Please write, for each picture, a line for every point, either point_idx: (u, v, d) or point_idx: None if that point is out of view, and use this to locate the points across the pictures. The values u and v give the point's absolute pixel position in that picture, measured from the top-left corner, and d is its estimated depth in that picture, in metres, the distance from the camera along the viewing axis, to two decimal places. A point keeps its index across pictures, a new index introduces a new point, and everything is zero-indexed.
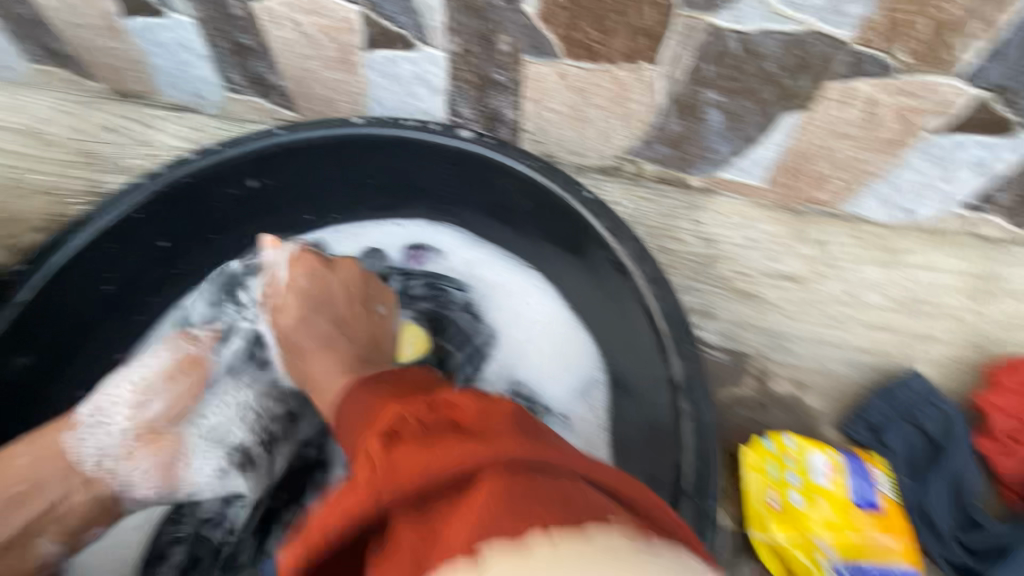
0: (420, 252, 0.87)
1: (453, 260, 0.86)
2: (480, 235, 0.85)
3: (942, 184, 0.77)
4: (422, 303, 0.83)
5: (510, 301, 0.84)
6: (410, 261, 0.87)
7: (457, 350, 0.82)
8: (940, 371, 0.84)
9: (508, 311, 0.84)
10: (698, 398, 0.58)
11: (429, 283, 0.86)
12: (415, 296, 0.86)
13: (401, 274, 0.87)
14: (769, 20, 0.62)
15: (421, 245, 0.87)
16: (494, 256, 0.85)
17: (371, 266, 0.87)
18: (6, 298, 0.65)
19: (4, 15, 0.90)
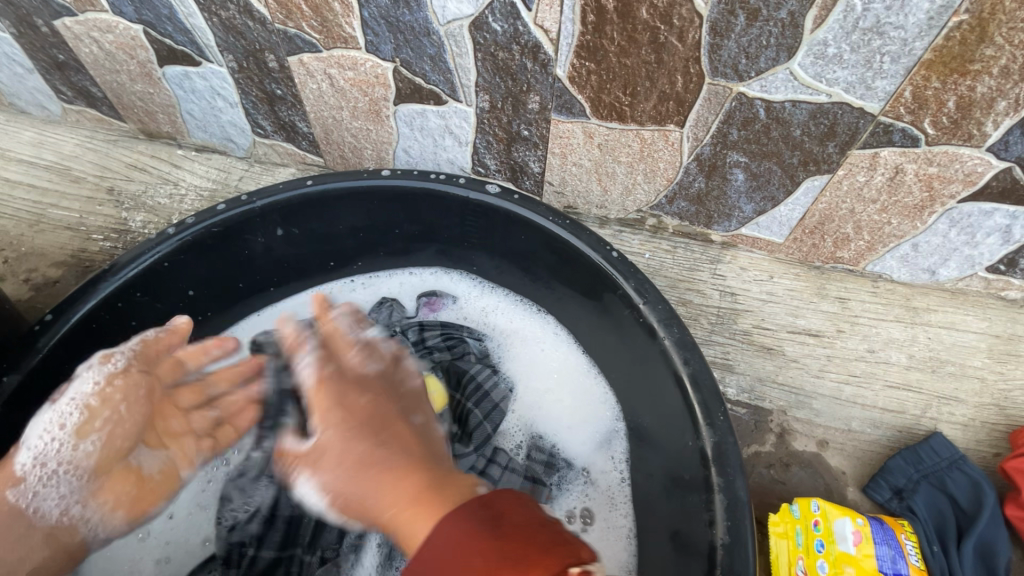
0: (434, 300, 0.85)
1: (467, 308, 0.86)
2: (495, 282, 0.86)
3: (964, 248, 0.79)
4: (435, 351, 0.79)
5: (525, 351, 0.82)
6: (424, 309, 0.85)
7: (473, 407, 0.74)
8: (967, 434, 0.82)
9: (524, 360, 0.82)
10: (730, 470, 0.57)
11: (444, 328, 0.80)
12: (430, 347, 0.79)
13: (418, 325, 0.81)
14: (798, 92, 0.65)
15: (435, 292, 0.85)
16: (509, 303, 0.85)
17: (384, 313, 0.82)
18: (30, 347, 0.63)
19: (44, 59, 0.93)
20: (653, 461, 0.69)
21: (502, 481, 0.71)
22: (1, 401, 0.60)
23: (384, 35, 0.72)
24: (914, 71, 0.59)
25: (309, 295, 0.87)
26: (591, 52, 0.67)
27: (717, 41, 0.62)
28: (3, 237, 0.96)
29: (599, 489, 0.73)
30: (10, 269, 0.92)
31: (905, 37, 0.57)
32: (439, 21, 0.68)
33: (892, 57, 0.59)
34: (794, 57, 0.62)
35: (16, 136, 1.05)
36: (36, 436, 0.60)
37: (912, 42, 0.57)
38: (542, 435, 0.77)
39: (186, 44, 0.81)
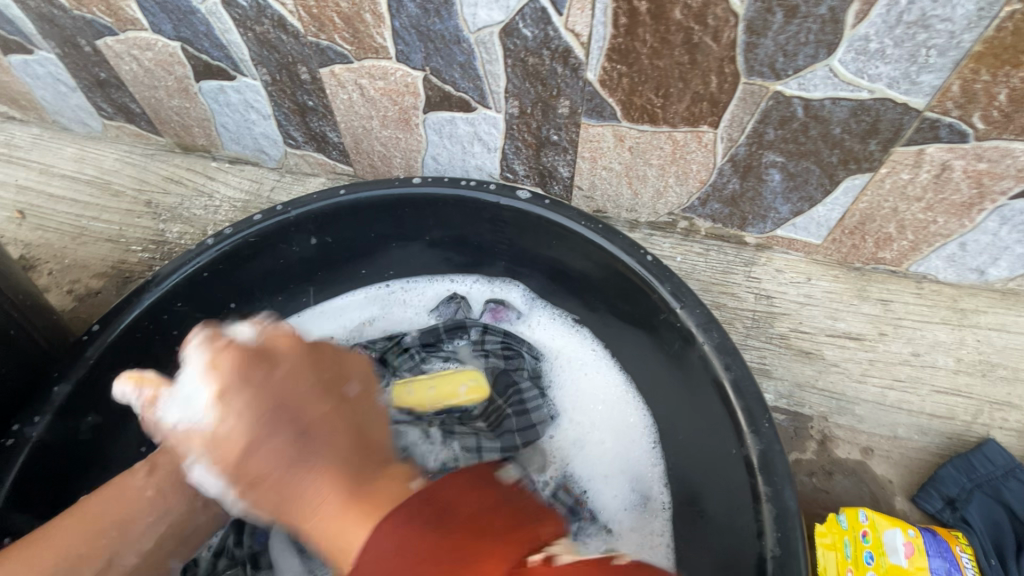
0: (500, 309, 0.83)
1: (527, 325, 0.84)
2: (546, 299, 0.84)
3: (1016, 246, 0.75)
4: (491, 355, 0.79)
5: (571, 363, 0.80)
6: (487, 316, 0.83)
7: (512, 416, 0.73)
8: (1022, 441, 0.78)
9: (572, 389, 0.78)
10: (778, 479, 0.55)
11: (505, 338, 0.80)
12: (487, 350, 0.79)
13: (481, 325, 0.80)
14: (838, 89, 0.63)
15: (502, 301, 0.84)
16: (562, 325, 0.83)
17: (452, 309, 0.84)
18: (78, 356, 0.64)
19: (87, 78, 0.96)
20: (694, 468, 0.67)
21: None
22: (50, 410, 0.61)
23: (415, 45, 0.73)
24: (963, 64, 0.57)
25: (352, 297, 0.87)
26: (623, 55, 0.66)
27: (753, 40, 0.61)
28: (48, 250, 0.99)
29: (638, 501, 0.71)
30: (55, 280, 0.96)
31: (953, 29, 0.55)
32: (469, 29, 0.69)
33: (939, 50, 0.57)
34: (835, 53, 0.60)
35: (60, 152, 1.09)
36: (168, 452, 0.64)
37: (962, 34, 0.55)
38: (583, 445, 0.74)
39: (221, 59, 0.83)
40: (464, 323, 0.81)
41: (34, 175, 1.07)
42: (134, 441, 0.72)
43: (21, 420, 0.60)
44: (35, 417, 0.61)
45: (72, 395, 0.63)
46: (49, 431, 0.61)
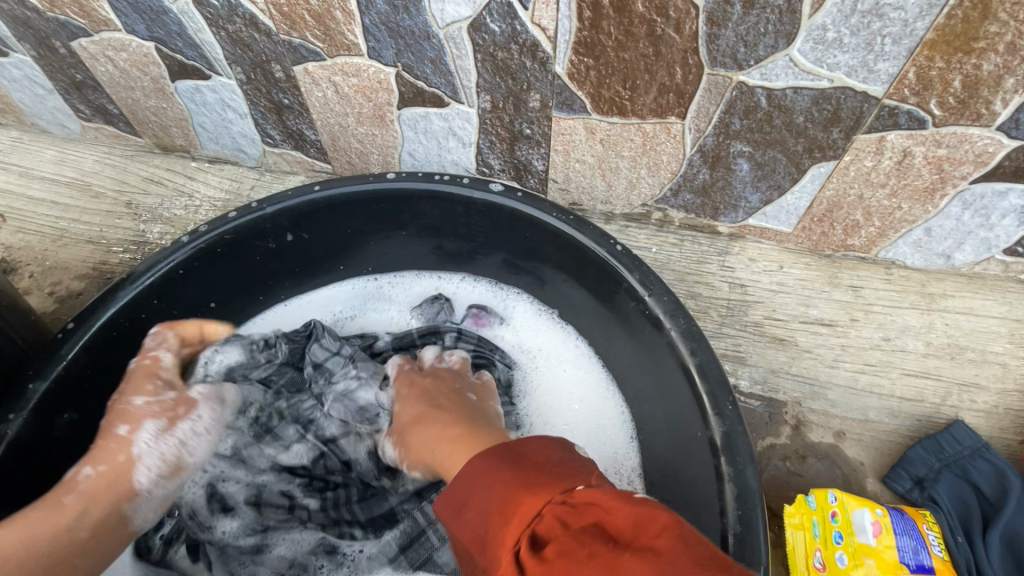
0: (481, 314, 0.84)
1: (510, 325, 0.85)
2: (530, 296, 0.85)
3: (979, 231, 0.77)
4: None
5: (548, 365, 0.81)
6: (469, 320, 0.84)
7: None
8: (990, 421, 0.80)
9: (548, 384, 0.80)
10: (740, 460, 0.56)
11: (478, 344, 0.80)
12: None
13: (456, 331, 0.81)
14: (799, 78, 0.64)
15: (484, 307, 0.84)
16: (545, 322, 0.84)
17: (434, 310, 0.84)
18: (53, 354, 0.64)
19: (63, 80, 0.96)
20: (661, 454, 0.69)
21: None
22: (27, 408, 0.62)
23: (385, 41, 0.73)
24: (916, 51, 0.59)
25: (334, 290, 0.88)
26: (589, 48, 0.67)
27: (714, 31, 0.62)
28: (29, 252, 0.99)
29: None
30: (36, 283, 0.96)
31: (906, 17, 0.56)
32: (438, 24, 0.69)
33: (893, 38, 0.58)
34: (793, 43, 0.61)
35: (39, 155, 1.09)
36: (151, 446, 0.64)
37: (914, 23, 0.57)
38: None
39: (196, 58, 0.84)
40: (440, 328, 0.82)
41: (14, 178, 1.07)
42: None
43: None
44: (10, 415, 0.61)
45: (49, 393, 0.63)
46: (24, 428, 0.61)
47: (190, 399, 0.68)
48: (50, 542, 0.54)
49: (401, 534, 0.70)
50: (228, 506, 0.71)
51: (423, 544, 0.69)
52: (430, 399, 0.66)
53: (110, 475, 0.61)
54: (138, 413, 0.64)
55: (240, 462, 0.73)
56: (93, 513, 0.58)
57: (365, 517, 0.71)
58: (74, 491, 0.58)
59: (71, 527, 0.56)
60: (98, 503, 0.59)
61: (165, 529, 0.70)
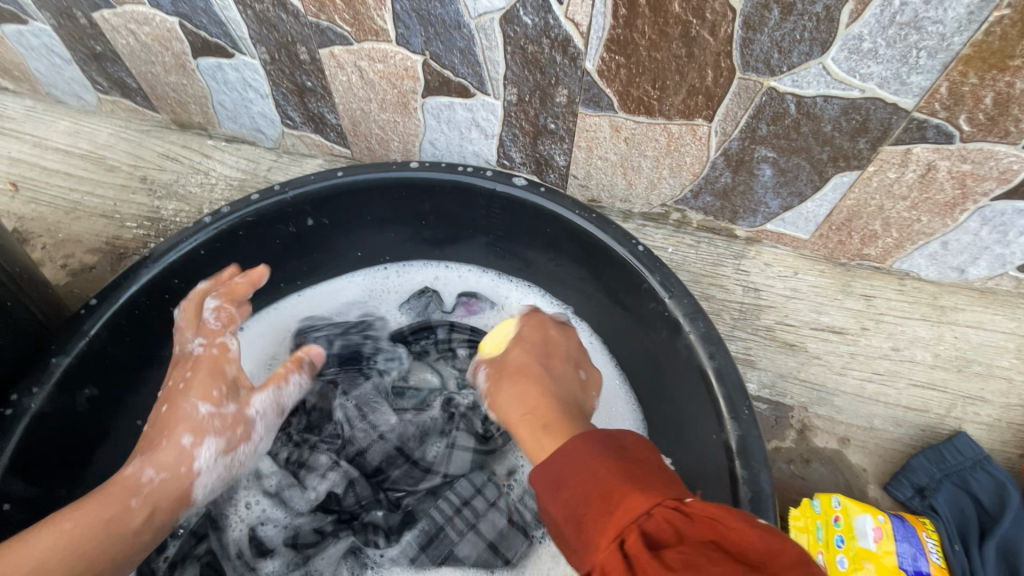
0: (472, 302, 0.86)
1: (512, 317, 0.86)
2: (541, 289, 0.86)
3: (995, 247, 0.78)
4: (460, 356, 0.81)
5: None
6: (460, 309, 0.86)
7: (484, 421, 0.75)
8: (992, 435, 0.82)
9: None
10: (753, 462, 0.57)
11: (472, 334, 0.81)
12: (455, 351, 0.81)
13: (448, 324, 0.82)
14: (830, 87, 0.64)
15: (474, 294, 0.86)
16: (550, 312, 0.85)
17: (423, 302, 0.85)
18: (76, 329, 0.65)
19: (82, 50, 0.95)
20: (672, 454, 0.70)
21: (486, 517, 0.69)
22: (50, 382, 0.62)
23: (415, 28, 0.73)
24: (951, 66, 0.59)
25: (346, 279, 0.89)
26: (621, 46, 0.67)
27: (749, 35, 0.62)
28: (42, 223, 0.99)
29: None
30: (49, 255, 0.96)
31: (943, 32, 0.56)
32: (470, 14, 0.69)
33: (929, 52, 0.58)
34: (828, 52, 0.61)
35: (54, 125, 1.08)
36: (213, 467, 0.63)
37: (951, 37, 0.57)
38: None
39: (220, 36, 0.83)
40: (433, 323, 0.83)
41: (28, 147, 1.06)
42: (133, 416, 0.74)
43: (20, 391, 0.60)
44: (33, 388, 0.61)
45: (71, 367, 0.64)
46: (47, 402, 0.62)
47: (247, 417, 0.66)
48: (115, 548, 0.55)
49: (421, 533, 0.70)
50: (267, 549, 0.70)
51: (443, 542, 0.69)
52: (544, 354, 0.62)
53: (169, 493, 0.60)
54: (201, 425, 0.62)
55: (279, 502, 0.72)
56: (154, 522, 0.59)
57: (387, 523, 0.70)
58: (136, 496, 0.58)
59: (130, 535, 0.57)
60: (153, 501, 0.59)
61: (169, 551, 0.69)
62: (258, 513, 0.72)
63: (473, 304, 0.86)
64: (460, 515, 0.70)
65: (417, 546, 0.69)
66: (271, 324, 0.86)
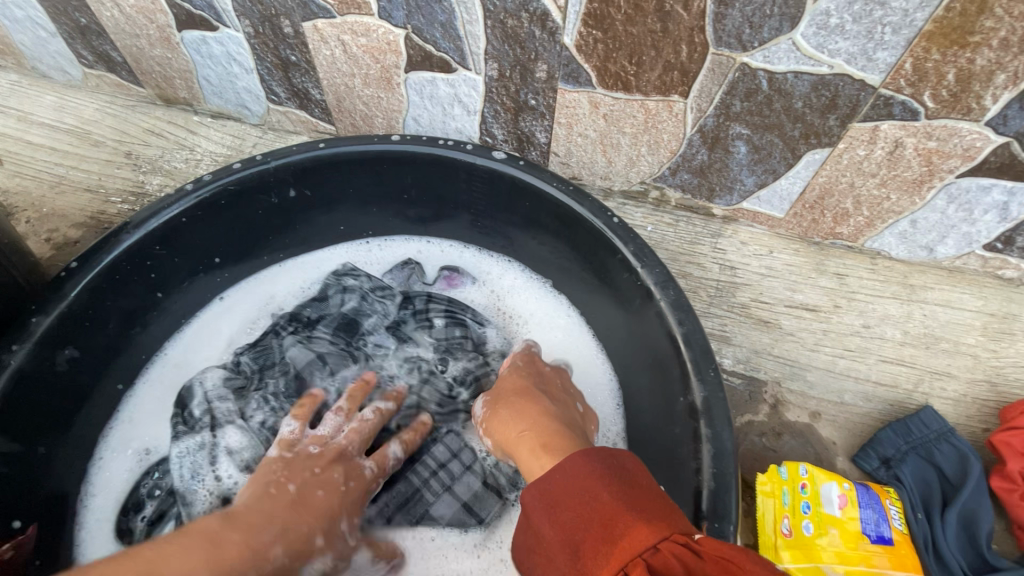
0: (453, 276, 0.87)
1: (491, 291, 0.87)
2: (520, 264, 0.88)
3: (962, 225, 0.80)
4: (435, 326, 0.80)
5: (538, 330, 0.83)
6: (442, 283, 0.87)
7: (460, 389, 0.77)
8: (958, 409, 0.84)
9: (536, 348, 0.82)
10: (717, 422, 0.59)
11: (449, 305, 0.81)
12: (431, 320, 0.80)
13: (425, 295, 0.83)
14: (800, 62, 0.66)
15: (455, 269, 0.87)
16: (529, 287, 0.87)
17: (405, 274, 0.86)
18: (56, 291, 0.65)
19: (67, 23, 0.95)
20: (642, 418, 0.72)
21: (460, 479, 0.71)
22: (30, 341, 0.63)
23: (397, 1, 0.74)
24: (914, 42, 0.61)
25: (330, 252, 0.90)
26: (598, 20, 0.68)
27: (721, 10, 0.63)
28: (25, 197, 0.99)
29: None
30: (32, 228, 0.96)
31: (906, 7, 0.58)
32: None
33: (893, 27, 0.60)
34: (797, 27, 0.63)
35: (39, 99, 1.08)
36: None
37: (914, 13, 0.58)
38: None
39: (204, 8, 0.84)
40: (411, 295, 0.84)
41: (12, 121, 1.06)
42: (113, 380, 0.75)
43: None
44: (13, 346, 0.62)
45: (52, 328, 0.64)
46: (27, 360, 0.63)
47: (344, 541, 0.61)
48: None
49: (397, 495, 0.71)
50: None
51: (418, 503, 0.71)
52: (544, 386, 0.66)
53: None
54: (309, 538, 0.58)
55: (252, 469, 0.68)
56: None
57: None
58: None
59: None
60: None
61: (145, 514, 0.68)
62: (229, 484, 0.67)
63: (454, 277, 0.87)
64: (436, 477, 0.72)
65: (395, 507, 0.70)
66: (249, 295, 0.86)
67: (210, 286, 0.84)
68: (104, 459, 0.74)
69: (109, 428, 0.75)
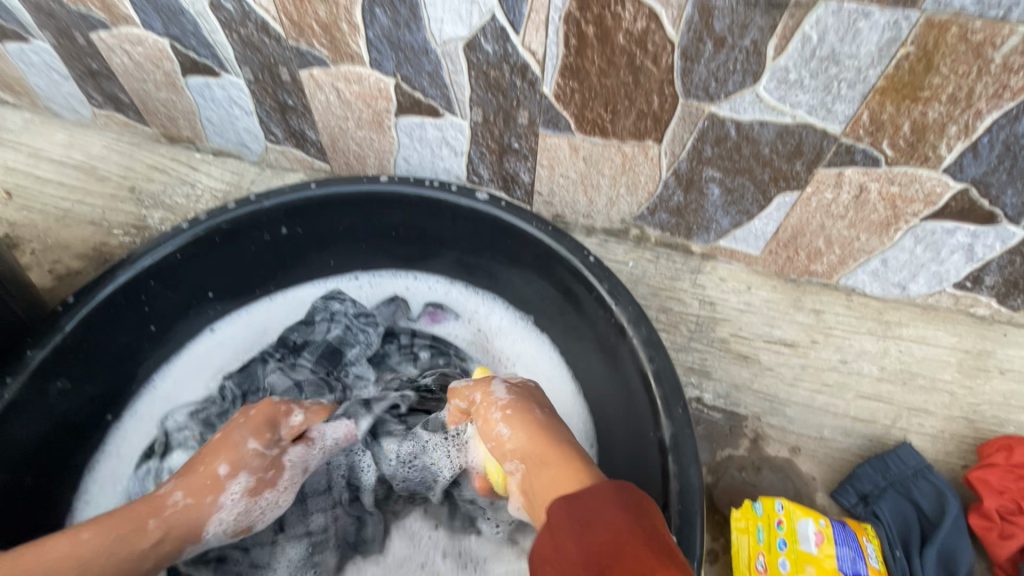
0: (437, 312, 0.90)
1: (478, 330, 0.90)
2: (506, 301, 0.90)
3: (931, 264, 0.83)
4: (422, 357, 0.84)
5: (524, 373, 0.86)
6: (426, 318, 0.90)
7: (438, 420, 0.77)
8: (935, 445, 0.85)
9: None
10: (685, 460, 0.60)
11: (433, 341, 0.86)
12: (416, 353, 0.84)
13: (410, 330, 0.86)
14: (765, 113, 0.70)
15: (440, 305, 0.91)
16: (514, 325, 0.89)
17: (392, 309, 0.88)
18: (52, 325, 0.68)
19: (79, 68, 1.01)
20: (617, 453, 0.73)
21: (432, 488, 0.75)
22: (24, 374, 0.65)
23: (387, 53, 0.78)
24: (869, 96, 0.64)
25: (319, 286, 0.93)
26: (574, 73, 0.73)
27: (688, 66, 0.68)
28: (32, 229, 1.03)
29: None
30: (37, 259, 1.00)
31: (859, 65, 0.62)
32: (436, 41, 0.75)
33: (848, 83, 0.64)
34: (759, 81, 0.67)
35: (49, 136, 1.14)
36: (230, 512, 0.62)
37: (866, 70, 0.62)
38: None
39: (208, 57, 0.89)
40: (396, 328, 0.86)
41: (23, 157, 1.11)
42: (103, 410, 0.77)
43: None
44: (7, 378, 0.64)
45: (46, 360, 0.67)
46: (20, 392, 0.65)
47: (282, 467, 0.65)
48: (125, 562, 0.56)
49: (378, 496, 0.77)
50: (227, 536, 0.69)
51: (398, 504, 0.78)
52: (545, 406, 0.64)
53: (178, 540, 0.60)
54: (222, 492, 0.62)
55: None
56: (165, 546, 0.59)
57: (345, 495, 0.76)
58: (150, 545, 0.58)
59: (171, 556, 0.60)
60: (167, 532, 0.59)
61: None
62: None
63: (437, 312, 0.90)
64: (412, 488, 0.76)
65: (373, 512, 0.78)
66: (241, 327, 0.89)
67: (201, 319, 0.86)
68: (88, 493, 0.76)
69: (97, 459, 0.78)
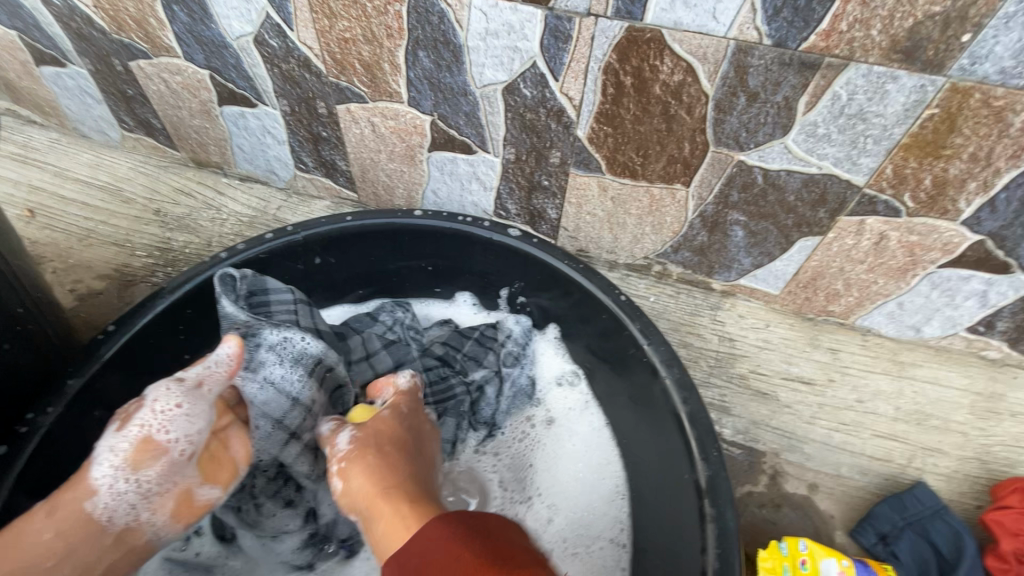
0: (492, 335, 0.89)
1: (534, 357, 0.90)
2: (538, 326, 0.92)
3: (945, 308, 0.85)
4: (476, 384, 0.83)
5: (568, 410, 0.86)
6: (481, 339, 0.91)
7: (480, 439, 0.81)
8: (951, 485, 0.86)
9: (562, 425, 0.85)
10: (721, 502, 0.61)
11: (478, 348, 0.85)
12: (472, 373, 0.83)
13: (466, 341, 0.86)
14: (792, 163, 0.73)
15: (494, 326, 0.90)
16: (555, 353, 0.90)
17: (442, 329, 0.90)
18: (92, 354, 0.69)
19: (114, 93, 1.02)
20: (648, 491, 0.75)
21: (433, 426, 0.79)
22: (62, 403, 0.65)
23: (426, 93, 0.81)
24: (894, 151, 0.67)
25: (351, 309, 0.95)
26: (609, 118, 0.75)
27: (720, 116, 0.70)
28: (54, 248, 1.03)
29: (585, 548, 0.76)
30: (58, 278, 0.99)
31: (885, 123, 0.65)
32: (476, 84, 0.77)
33: (874, 139, 0.67)
34: (789, 133, 0.70)
35: (76, 157, 1.15)
36: (111, 454, 0.58)
37: (892, 128, 0.65)
38: (534, 503, 0.80)
39: (246, 89, 0.91)
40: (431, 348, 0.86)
41: (48, 177, 1.12)
42: None
43: (35, 410, 0.64)
44: (48, 408, 0.65)
45: (84, 389, 0.67)
46: (59, 422, 0.65)
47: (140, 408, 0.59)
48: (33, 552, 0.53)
49: None
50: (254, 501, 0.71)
51: None
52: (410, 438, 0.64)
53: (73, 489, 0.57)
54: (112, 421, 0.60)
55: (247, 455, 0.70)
56: (71, 539, 0.55)
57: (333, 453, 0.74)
58: (45, 513, 0.55)
59: (99, 535, 0.57)
60: (68, 532, 0.55)
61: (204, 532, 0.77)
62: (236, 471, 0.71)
63: (485, 330, 0.88)
64: None
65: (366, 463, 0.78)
66: None
67: None
68: None
69: None
